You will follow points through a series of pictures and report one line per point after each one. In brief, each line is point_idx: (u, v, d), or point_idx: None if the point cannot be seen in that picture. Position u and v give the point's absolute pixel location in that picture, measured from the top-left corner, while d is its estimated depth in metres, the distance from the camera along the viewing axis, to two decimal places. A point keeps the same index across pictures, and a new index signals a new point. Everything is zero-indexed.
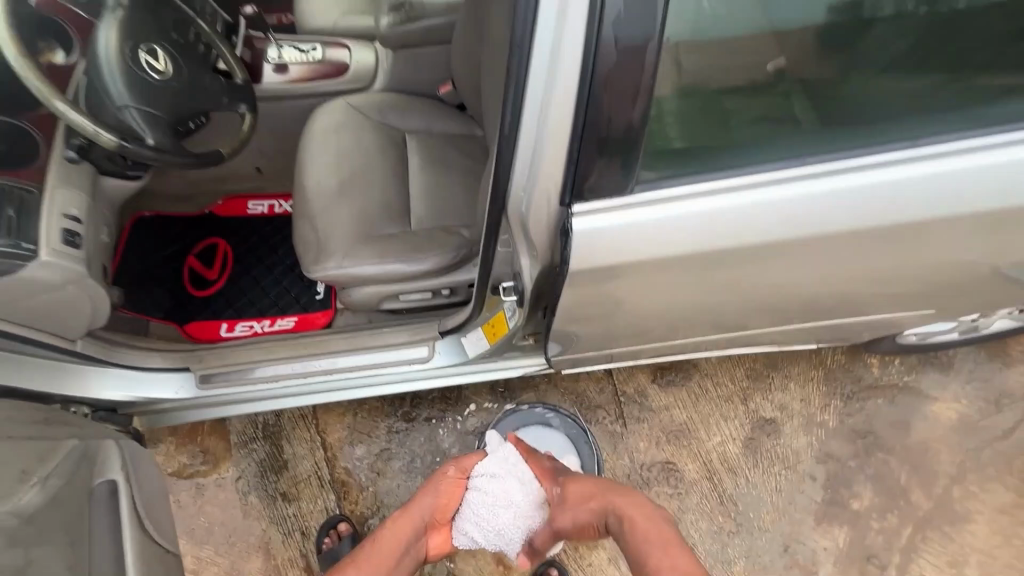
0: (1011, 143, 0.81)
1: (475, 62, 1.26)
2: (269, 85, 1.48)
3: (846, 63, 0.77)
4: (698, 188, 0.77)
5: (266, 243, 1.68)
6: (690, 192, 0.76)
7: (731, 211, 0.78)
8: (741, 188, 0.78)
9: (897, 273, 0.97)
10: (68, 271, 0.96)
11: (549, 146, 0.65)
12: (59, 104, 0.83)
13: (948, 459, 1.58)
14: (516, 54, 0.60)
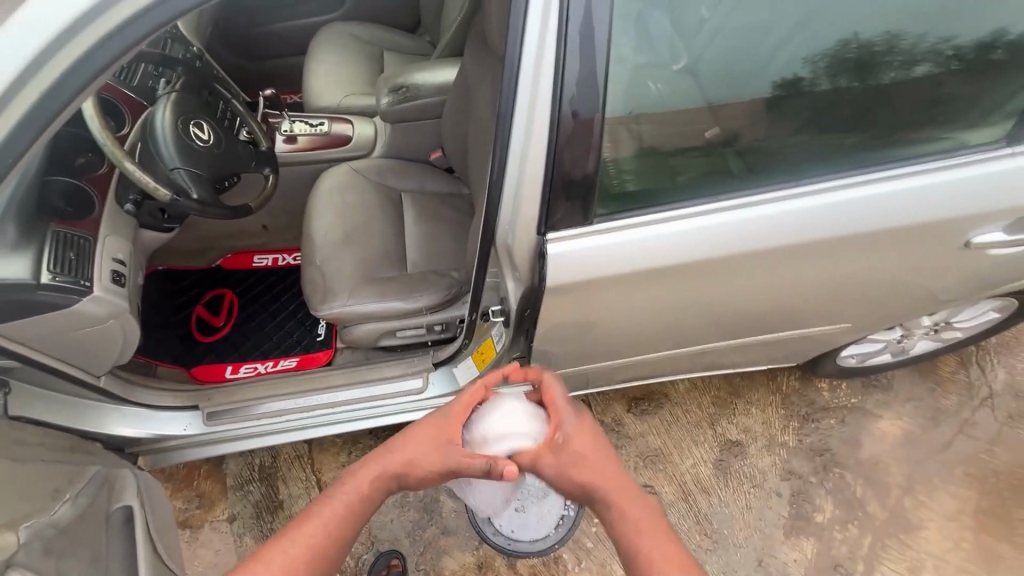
0: (894, 178, 1.02)
1: (463, 132, 1.51)
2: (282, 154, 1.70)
3: (774, 126, 0.98)
4: (645, 218, 0.97)
5: (270, 292, 1.84)
6: (640, 223, 0.97)
7: (674, 237, 0.98)
8: (681, 219, 0.98)
9: (817, 289, 1.18)
10: (113, 306, 1.10)
11: (527, 189, 0.85)
12: (127, 164, 1.02)
13: (898, 472, 1.73)
14: (502, 122, 0.81)
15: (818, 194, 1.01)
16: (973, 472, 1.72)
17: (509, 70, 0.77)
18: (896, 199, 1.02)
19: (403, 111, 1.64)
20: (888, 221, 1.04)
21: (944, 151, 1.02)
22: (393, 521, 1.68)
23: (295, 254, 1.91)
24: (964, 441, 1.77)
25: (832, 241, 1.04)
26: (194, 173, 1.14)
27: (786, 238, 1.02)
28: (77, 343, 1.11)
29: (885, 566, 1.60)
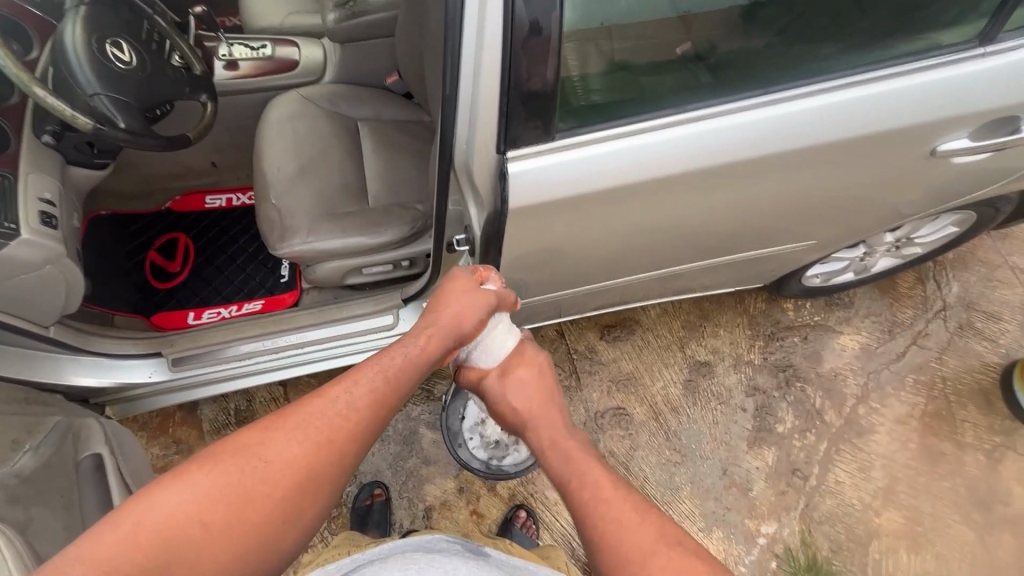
0: (864, 84, 0.98)
1: (418, 50, 1.39)
2: (221, 81, 1.56)
3: (753, 32, 0.92)
4: (610, 133, 0.92)
5: (227, 234, 1.75)
6: (604, 138, 0.92)
7: (639, 153, 0.94)
8: (646, 133, 0.94)
9: (783, 204, 1.17)
10: (48, 251, 1.02)
11: (483, 101, 0.78)
12: (38, 91, 0.91)
13: (854, 382, 1.83)
14: (452, 25, 0.73)
15: (789, 102, 0.97)
16: (922, 379, 1.83)
17: None
18: (867, 105, 0.99)
19: (350, 29, 1.48)
20: (858, 129, 1.01)
21: (919, 52, 0.98)
22: (374, 454, 1.73)
23: (251, 194, 1.81)
24: (917, 351, 1.86)
25: (799, 152, 1.02)
26: (120, 100, 1.03)
27: (755, 151, 0.99)
28: (11, 294, 1.04)
29: (838, 468, 1.71)
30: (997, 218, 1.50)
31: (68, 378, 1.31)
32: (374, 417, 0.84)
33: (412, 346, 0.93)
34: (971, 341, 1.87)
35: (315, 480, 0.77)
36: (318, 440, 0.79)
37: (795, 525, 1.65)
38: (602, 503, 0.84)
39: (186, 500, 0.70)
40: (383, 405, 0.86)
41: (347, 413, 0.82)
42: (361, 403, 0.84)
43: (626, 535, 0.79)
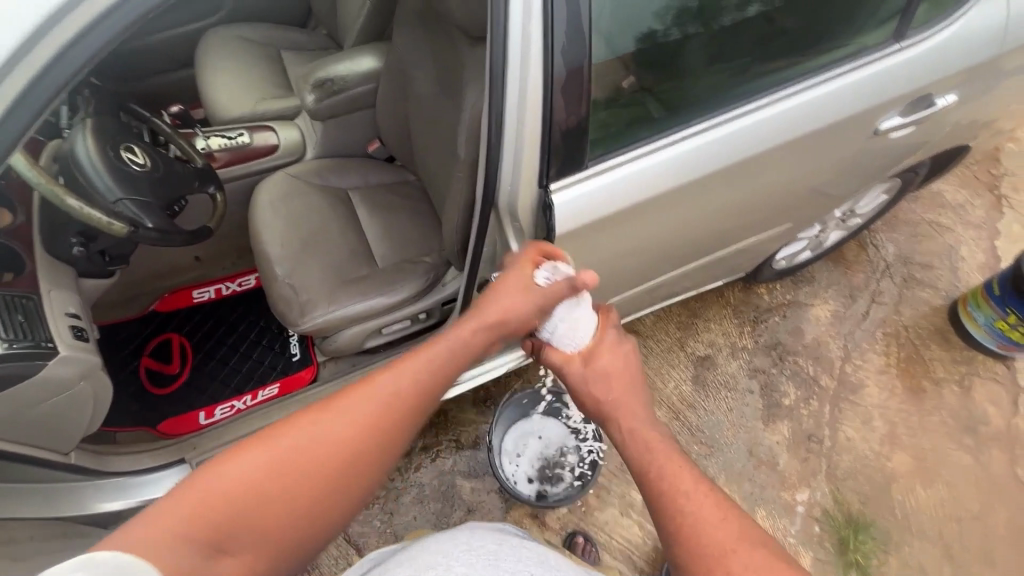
0: (813, 87, 1.17)
1: (404, 115, 1.48)
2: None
3: (720, 56, 1.09)
4: (619, 159, 1.07)
5: (223, 325, 1.70)
6: (614, 164, 1.07)
7: (647, 172, 1.09)
8: (648, 154, 1.09)
9: (761, 196, 1.34)
10: (85, 365, 0.98)
11: (527, 145, 0.87)
12: (72, 204, 0.90)
13: (835, 346, 2.02)
14: (495, 85, 0.83)
15: (757, 111, 1.14)
16: (889, 331, 2.05)
17: (495, 33, 0.78)
18: (818, 104, 1.17)
19: (331, 106, 1.57)
20: (814, 124, 1.20)
21: (851, 55, 1.18)
22: (416, 517, 1.69)
23: (239, 280, 1.77)
24: (878, 308, 2.10)
25: (770, 150, 1.19)
26: (143, 202, 1.02)
27: (734, 156, 1.16)
28: (44, 420, 0.98)
29: (845, 426, 1.87)
30: (916, 181, 1.77)
31: (91, 507, 1.20)
32: (431, 388, 0.84)
33: (471, 321, 0.91)
34: (917, 291, 2.14)
35: (373, 451, 0.78)
36: (380, 415, 0.79)
37: (825, 486, 1.76)
38: (674, 497, 0.82)
39: (254, 466, 0.71)
40: (440, 378, 0.85)
41: (404, 386, 0.82)
42: (421, 381, 0.83)
43: (700, 531, 0.78)
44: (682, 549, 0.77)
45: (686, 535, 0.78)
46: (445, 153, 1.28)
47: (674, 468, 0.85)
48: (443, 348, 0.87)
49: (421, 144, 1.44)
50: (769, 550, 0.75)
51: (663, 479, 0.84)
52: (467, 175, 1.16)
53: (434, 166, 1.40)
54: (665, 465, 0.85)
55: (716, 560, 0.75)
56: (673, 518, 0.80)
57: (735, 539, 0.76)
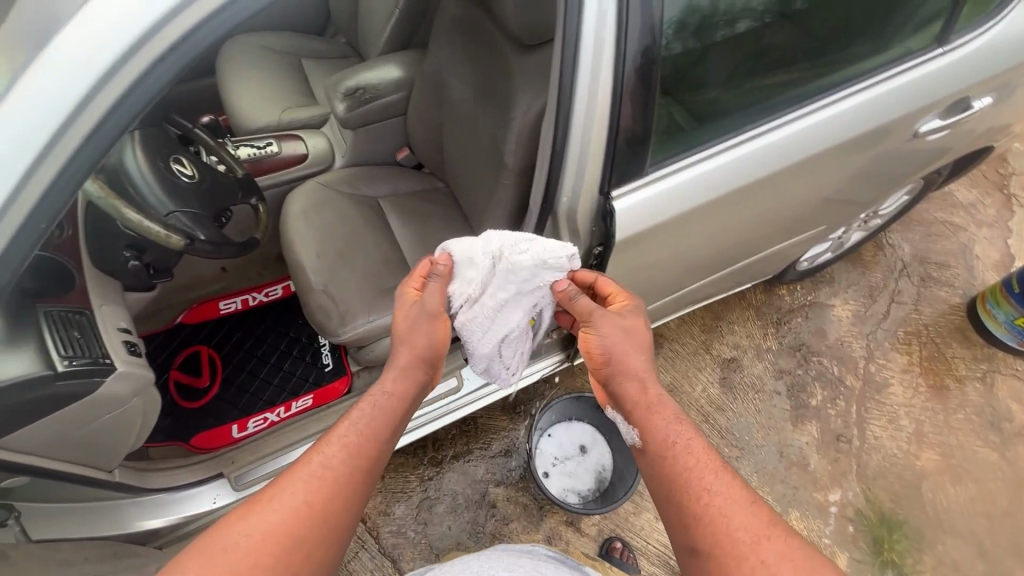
0: (870, 87, 1.14)
1: (437, 123, 1.48)
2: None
3: None
4: (689, 159, 1.01)
5: (251, 336, 1.68)
6: (687, 164, 1.01)
7: (716, 171, 1.03)
8: (720, 154, 1.03)
9: (806, 199, 1.33)
10: (139, 381, 0.97)
11: (591, 153, 0.88)
12: (133, 218, 0.89)
13: (858, 346, 2.03)
14: (564, 93, 0.83)
15: (819, 111, 1.11)
16: (910, 330, 2.07)
17: (567, 40, 0.78)
18: (874, 103, 1.15)
19: (363, 115, 1.56)
20: (870, 123, 1.17)
21: (901, 56, 1.16)
22: (451, 527, 1.67)
23: (264, 290, 1.74)
24: (897, 307, 2.12)
25: (832, 148, 1.15)
26: (195, 215, 1.03)
27: (798, 157, 1.12)
28: (97, 437, 0.96)
29: (873, 425, 1.88)
30: (937, 181, 1.80)
31: (133, 525, 1.18)
32: (385, 427, 0.89)
33: (388, 376, 0.94)
34: (935, 290, 2.17)
35: (348, 498, 0.81)
36: (325, 483, 0.80)
37: (856, 486, 1.77)
38: (703, 476, 0.80)
39: (239, 544, 0.73)
40: (392, 417, 0.91)
41: (359, 431, 0.87)
42: (355, 443, 0.85)
43: (728, 517, 0.75)
44: (699, 529, 0.76)
45: (707, 520, 0.76)
46: (486, 161, 1.28)
47: (702, 450, 0.83)
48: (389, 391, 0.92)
49: (455, 151, 1.44)
50: (803, 541, 0.73)
51: (681, 453, 0.83)
52: (513, 181, 1.16)
53: (469, 173, 1.39)
54: (694, 445, 0.83)
55: (740, 551, 0.73)
56: (699, 496, 0.78)
57: (764, 526, 0.74)
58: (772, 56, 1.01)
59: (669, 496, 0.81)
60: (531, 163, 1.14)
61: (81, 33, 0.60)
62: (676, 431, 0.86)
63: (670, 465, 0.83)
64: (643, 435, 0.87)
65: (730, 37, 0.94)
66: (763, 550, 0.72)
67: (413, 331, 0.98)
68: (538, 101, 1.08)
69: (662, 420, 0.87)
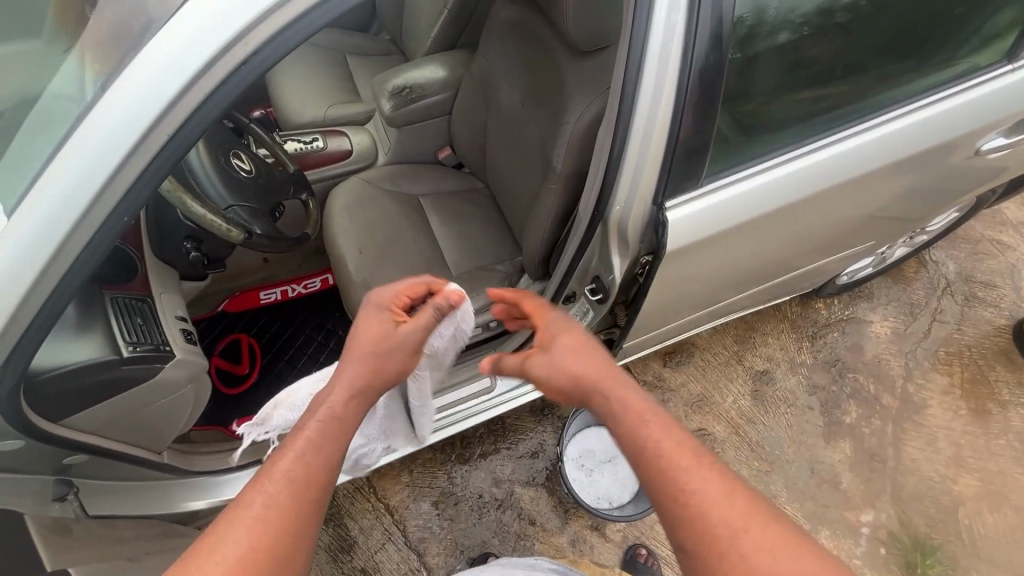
0: (930, 105, 1.12)
1: (482, 125, 1.49)
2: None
3: None
4: (742, 174, 1.00)
5: (290, 326, 1.73)
6: (739, 179, 1.00)
7: (768, 187, 1.02)
8: (773, 169, 1.02)
9: (855, 215, 1.30)
10: (194, 368, 1.00)
11: (648, 164, 0.88)
12: (196, 211, 0.92)
13: (896, 364, 1.98)
14: (626, 104, 0.83)
15: (877, 128, 1.09)
16: (951, 350, 2.01)
17: (632, 53, 0.79)
18: (933, 122, 1.12)
19: (407, 114, 1.58)
20: (928, 142, 1.14)
21: (963, 74, 1.13)
22: (476, 525, 1.69)
23: (304, 283, 1.75)
24: (939, 327, 2.06)
25: (886, 167, 1.13)
26: (253, 210, 1.06)
27: (852, 173, 1.10)
28: (153, 420, 1.00)
29: (909, 447, 1.83)
30: (990, 199, 1.74)
31: (176, 505, 1.20)
32: (335, 456, 0.76)
33: (325, 403, 0.81)
34: (979, 310, 2.10)
35: (294, 544, 0.67)
36: (274, 519, 0.67)
37: (890, 508, 1.73)
38: (679, 473, 0.76)
39: None
40: (342, 442, 0.78)
41: (302, 460, 0.73)
42: (303, 470, 0.72)
43: (709, 514, 0.72)
44: (688, 531, 0.72)
45: (692, 519, 0.72)
46: (532, 166, 1.28)
47: (673, 447, 0.79)
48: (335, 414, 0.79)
49: (499, 154, 1.45)
50: (788, 531, 0.70)
51: (660, 448, 0.79)
52: (560, 187, 1.16)
53: (513, 176, 1.40)
54: (665, 444, 0.79)
55: (722, 548, 0.70)
56: (678, 496, 0.74)
57: (745, 519, 0.71)
58: (834, 70, 1.00)
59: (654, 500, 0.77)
60: (580, 170, 1.14)
61: (174, 36, 0.62)
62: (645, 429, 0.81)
63: (648, 468, 0.78)
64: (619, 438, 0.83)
65: (794, 50, 0.93)
66: (743, 542, 0.69)
67: (394, 346, 0.89)
68: (591, 108, 1.08)
69: (631, 422, 0.83)
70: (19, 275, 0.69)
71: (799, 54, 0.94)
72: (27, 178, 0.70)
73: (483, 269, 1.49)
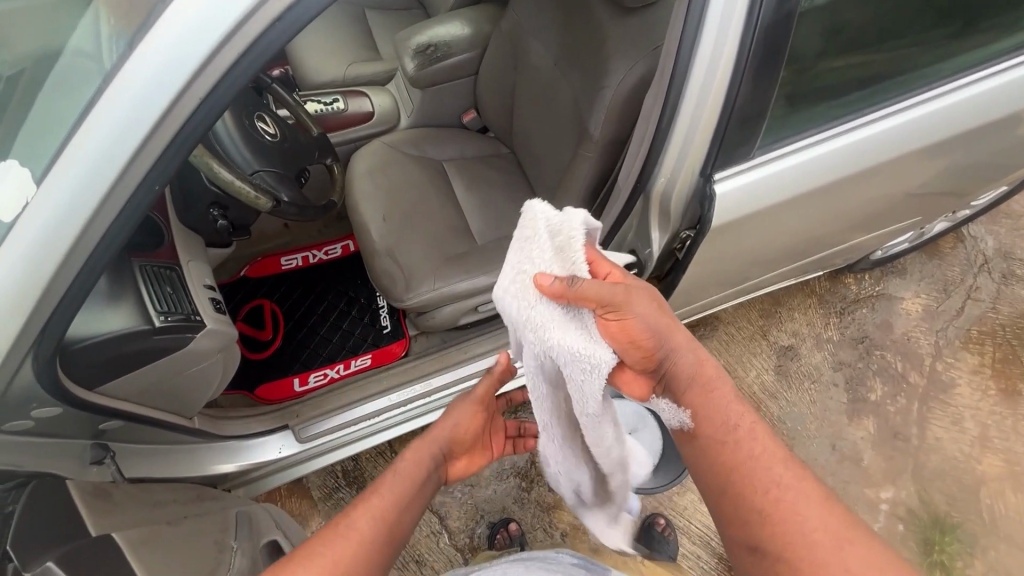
0: (996, 74, 1.04)
1: (509, 87, 1.42)
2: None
3: None
4: (792, 148, 0.95)
5: (312, 293, 1.72)
6: (789, 152, 0.94)
7: (819, 161, 0.96)
8: (824, 143, 0.96)
9: (903, 191, 1.24)
10: (224, 338, 0.99)
11: (699, 134, 0.83)
12: (225, 177, 0.89)
13: (926, 342, 1.94)
14: (680, 68, 0.77)
15: (939, 98, 1.01)
16: (984, 330, 1.96)
17: (691, 13, 0.73)
18: (1000, 92, 1.04)
19: (431, 75, 1.51)
20: (992, 114, 1.07)
21: None
22: (496, 491, 1.72)
23: (325, 249, 1.76)
24: (973, 305, 2.00)
25: (945, 140, 1.06)
26: (278, 175, 1.02)
27: (909, 147, 1.03)
28: (184, 388, 1.00)
29: (934, 426, 1.81)
30: None
31: (206, 468, 1.22)
32: (378, 532, 0.80)
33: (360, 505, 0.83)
34: (1017, 288, 2.03)
35: None
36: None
37: (910, 486, 1.73)
38: (771, 468, 0.77)
39: None
40: (385, 520, 0.81)
41: (349, 533, 0.78)
42: (358, 535, 0.78)
43: (802, 516, 0.73)
44: (770, 533, 0.74)
45: (781, 516, 0.74)
46: (565, 133, 1.22)
47: (764, 442, 0.80)
48: (381, 499, 0.83)
49: (527, 119, 1.38)
50: (876, 542, 0.71)
51: (746, 441, 0.80)
52: (596, 157, 1.11)
53: (543, 143, 1.34)
54: (759, 432, 0.80)
55: (812, 553, 0.70)
56: (767, 493, 0.75)
57: (841, 528, 0.72)
58: (898, 32, 0.92)
59: (729, 490, 0.79)
60: (617, 138, 1.09)
61: None
62: (731, 416, 0.81)
63: (727, 459, 0.79)
64: (699, 418, 0.82)
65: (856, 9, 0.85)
66: (842, 554, 0.69)
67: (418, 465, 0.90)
68: (633, 72, 1.01)
69: (700, 399, 0.82)
70: (50, 245, 0.66)
71: (862, 15, 0.86)
72: (53, 144, 0.67)
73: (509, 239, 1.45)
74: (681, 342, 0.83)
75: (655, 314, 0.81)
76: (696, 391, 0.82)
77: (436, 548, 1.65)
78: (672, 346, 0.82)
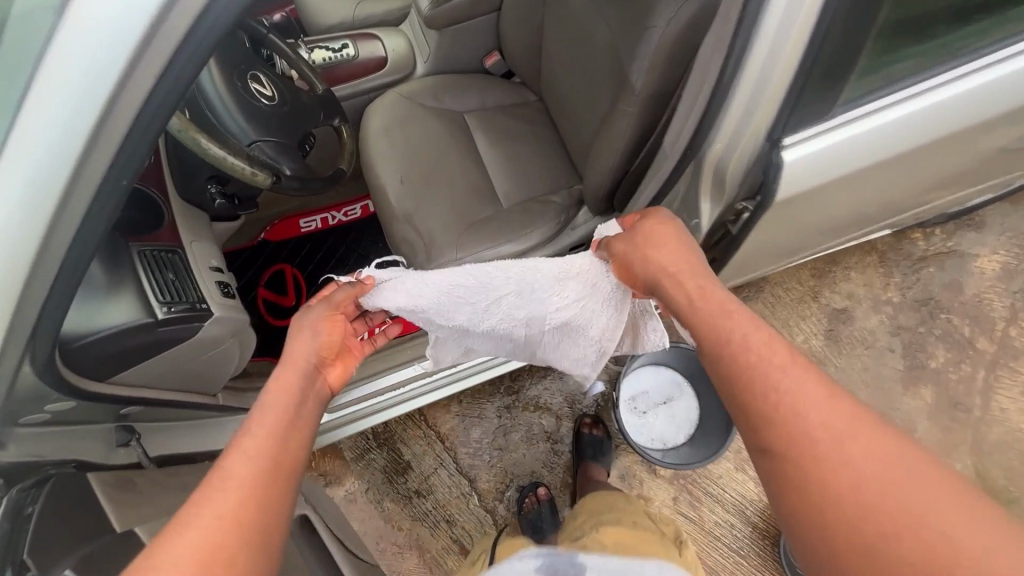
0: None
1: (537, 25, 1.24)
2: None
3: None
4: (881, 101, 0.78)
5: (333, 257, 1.66)
6: (877, 108, 0.77)
7: (915, 117, 0.79)
8: (924, 95, 0.79)
9: (1007, 142, 1.04)
10: (235, 323, 0.94)
11: (771, 89, 0.67)
12: (212, 151, 0.79)
13: (1001, 305, 1.75)
14: (752, 5, 0.61)
15: None
16: None
17: None
18: None
19: (448, 13, 1.33)
20: None
21: None
22: (525, 455, 1.70)
23: (344, 210, 1.64)
24: None
25: None
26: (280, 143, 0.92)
27: None
28: (201, 375, 0.97)
29: (1000, 396, 1.67)
30: None
31: None
32: (277, 448, 0.73)
33: (251, 420, 0.76)
34: None
35: (256, 520, 0.65)
36: (229, 496, 0.66)
37: (968, 459, 1.62)
38: (842, 447, 0.62)
39: None
40: (285, 438, 0.75)
41: (244, 451, 0.71)
42: (263, 449, 0.72)
43: (897, 494, 0.57)
44: (859, 527, 0.57)
45: (849, 506, 0.58)
46: (602, 81, 1.06)
47: (839, 418, 0.64)
48: (269, 416, 0.76)
49: (557, 64, 1.21)
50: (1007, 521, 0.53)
51: (809, 416, 0.65)
52: (638, 112, 0.95)
53: (575, 92, 1.18)
54: (822, 408, 0.65)
55: (921, 541, 0.53)
56: (840, 472, 0.60)
57: (960, 507, 0.54)
58: None
59: (795, 477, 0.63)
60: (663, 89, 0.93)
61: None
62: (783, 390, 0.67)
63: (786, 442, 0.64)
64: (751, 398, 0.69)
65: None
66: (957, 533, 0.53)
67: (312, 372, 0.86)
68: (684, 8, 0.84)
69: (745, 369, 0.71)
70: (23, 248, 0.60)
71: None
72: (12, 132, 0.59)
73: (536, 199, 1.32)
74: (698, 313, 0.79)
75: (675, 255, 0.85)
76: (746, 375, 0.70)
77: (466, 510, 1.67)
78: (700, 284, 0.82)
